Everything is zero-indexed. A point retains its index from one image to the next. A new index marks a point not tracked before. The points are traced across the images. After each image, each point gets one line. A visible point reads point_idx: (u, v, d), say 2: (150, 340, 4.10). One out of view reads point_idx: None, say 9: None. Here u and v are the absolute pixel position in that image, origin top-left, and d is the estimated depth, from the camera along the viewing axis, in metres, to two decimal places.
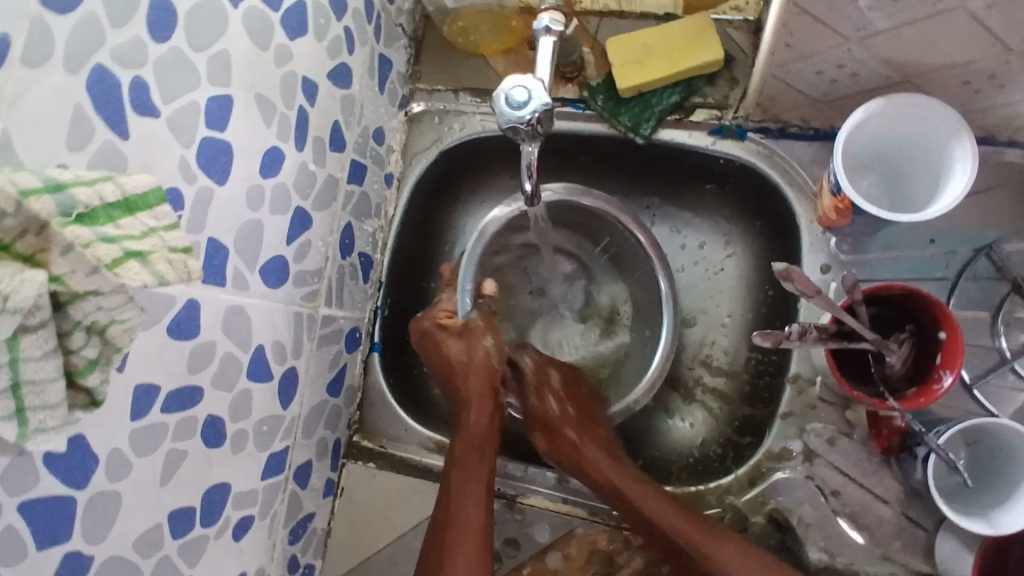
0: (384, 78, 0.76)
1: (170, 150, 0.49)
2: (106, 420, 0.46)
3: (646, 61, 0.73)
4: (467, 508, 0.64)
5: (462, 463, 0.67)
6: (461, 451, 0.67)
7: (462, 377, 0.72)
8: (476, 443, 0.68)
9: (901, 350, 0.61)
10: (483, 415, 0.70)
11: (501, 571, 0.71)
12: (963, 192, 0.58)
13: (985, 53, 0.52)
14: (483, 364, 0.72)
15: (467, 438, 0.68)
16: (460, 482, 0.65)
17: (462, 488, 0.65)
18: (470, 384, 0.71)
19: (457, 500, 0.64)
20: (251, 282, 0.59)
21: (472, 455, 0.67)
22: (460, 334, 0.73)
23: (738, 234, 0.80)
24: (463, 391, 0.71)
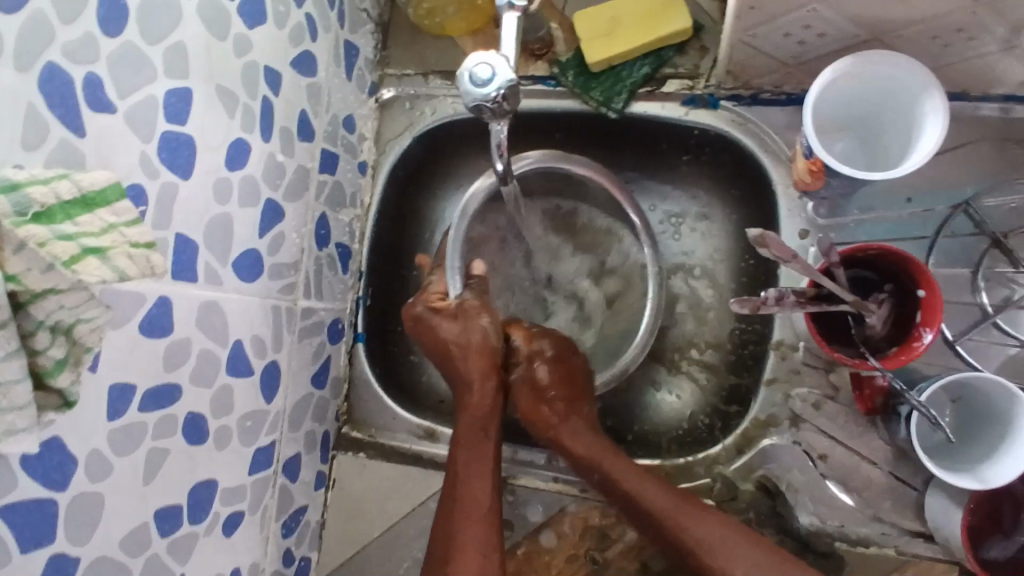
0: (350, 65, 0.75)
1: (130, 146, 0.48)
2: (81, 421, 0.46)
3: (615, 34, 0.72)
4: (474, 491, 0.65)
5: (466, 447, 0.67)
6: (465, 434, 0.68)
7: (461, 361, 0.70)
8: (480, 425, 0.68)
9: (880, 310, 0.61)
10: (486, 395, 0.69)
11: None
12: (936, 147, 0.58)
13: (952, 5, 0.52)
14: (481, 347, 0.70)
15: (470, 422, 0.68)
16: (466, 465, 0.66)
17: (469, 472, 0.66)
18: (469, 367, 0.70)
19: (465, 484, 0.65)
20: (225, 277, 0.58)
21: (478, 438, 0.68)
22: (456, 315, 0.71)
23: (717, 205, 0.80)
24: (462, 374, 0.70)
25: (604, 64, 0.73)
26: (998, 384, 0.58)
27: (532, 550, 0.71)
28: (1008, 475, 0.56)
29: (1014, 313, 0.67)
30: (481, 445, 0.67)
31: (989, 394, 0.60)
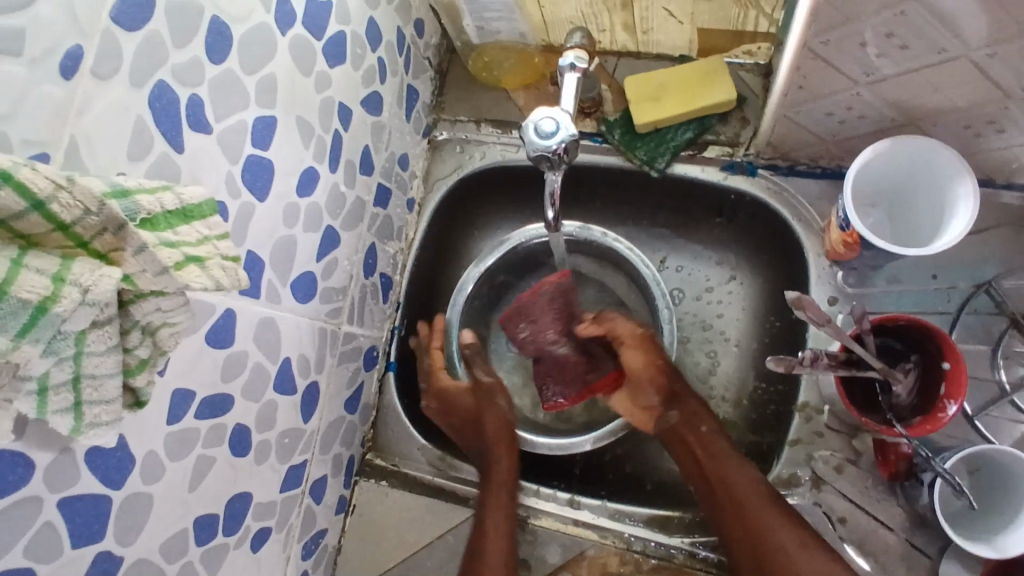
0: (410, 107, 0.80)
1: (219, 166, 0.51)
2: (145, 422, 0.48)
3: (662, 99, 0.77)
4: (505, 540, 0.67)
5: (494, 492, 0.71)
6: (501, 486, 0.71)
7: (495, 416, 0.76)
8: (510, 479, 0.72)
9: (907, 380, 0.63)
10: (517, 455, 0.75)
11: None
12: (965, 229, 0.61)
13: (987, 98, 0.56)
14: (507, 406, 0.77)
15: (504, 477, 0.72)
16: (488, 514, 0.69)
17: (496, 519, 0.68)
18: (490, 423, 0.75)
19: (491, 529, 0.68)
20: (283, 296, 0.61)
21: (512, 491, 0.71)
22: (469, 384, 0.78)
23: (744, 266, 0.83)
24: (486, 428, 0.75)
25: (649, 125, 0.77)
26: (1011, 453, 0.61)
27: None
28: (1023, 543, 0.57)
29: None
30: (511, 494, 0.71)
31: (1004, 464, 0.62)
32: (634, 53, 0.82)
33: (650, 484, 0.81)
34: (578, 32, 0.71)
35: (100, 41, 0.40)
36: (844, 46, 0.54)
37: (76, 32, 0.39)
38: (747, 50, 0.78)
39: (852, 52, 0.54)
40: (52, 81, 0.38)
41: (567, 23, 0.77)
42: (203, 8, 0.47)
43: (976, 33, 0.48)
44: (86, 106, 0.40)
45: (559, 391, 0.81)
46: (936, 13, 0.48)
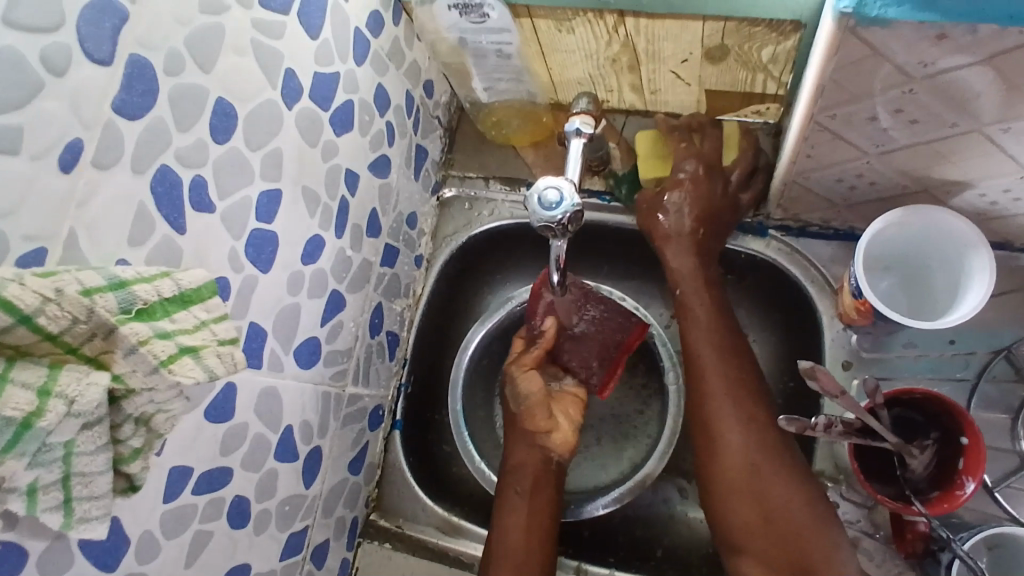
0: (419, 166, 0.80)
1: (222, 243, 0.51)
2: (141, 503, 0.47)
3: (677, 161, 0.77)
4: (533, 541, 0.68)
5: (518, 493, 0.71)
6: (531, 489, 0.71)
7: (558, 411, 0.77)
8: (548, 483, 0.72)
9: (923, 455, 0.61)
10: (566, 456, 0.75)
11: None
12: (982, 303, 0.59)
13: (1001, 169, 0.54)
14: (579, 401, 0.79)
15: (534, 479, 0.72)
16: (511, 517, 0.69)
17: (528, 521, 0.69)
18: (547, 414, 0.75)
19: (520, 532, 0.68)
20: (286, 363, 0.61)
21: (548, 498, 0.71)
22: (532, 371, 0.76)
23: (757, 324, 0.81)
24: (555, 425, 0.75)
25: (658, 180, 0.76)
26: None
27: None
28: None
29: None
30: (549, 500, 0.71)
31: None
32: (643, 112, 0.82)
33: (660, 549, 0.78)
34: (584, 98, 0.72)
35: (101, 134, 0.41)
36: (852, 121, 0.53)
37: (77, 126, 0.39)
38: (756, 111, 0.77)
39: (860, 126, 0.53)
40: (52, 176, 0.38)
41: (575, 84, 0.78)
42: (207, 91, 0.48)
43: (986, 109, 0.47)
44: (86, 198, 0.40)
45: (589, 372, 0.79)
46: (945, 91, 0.47)
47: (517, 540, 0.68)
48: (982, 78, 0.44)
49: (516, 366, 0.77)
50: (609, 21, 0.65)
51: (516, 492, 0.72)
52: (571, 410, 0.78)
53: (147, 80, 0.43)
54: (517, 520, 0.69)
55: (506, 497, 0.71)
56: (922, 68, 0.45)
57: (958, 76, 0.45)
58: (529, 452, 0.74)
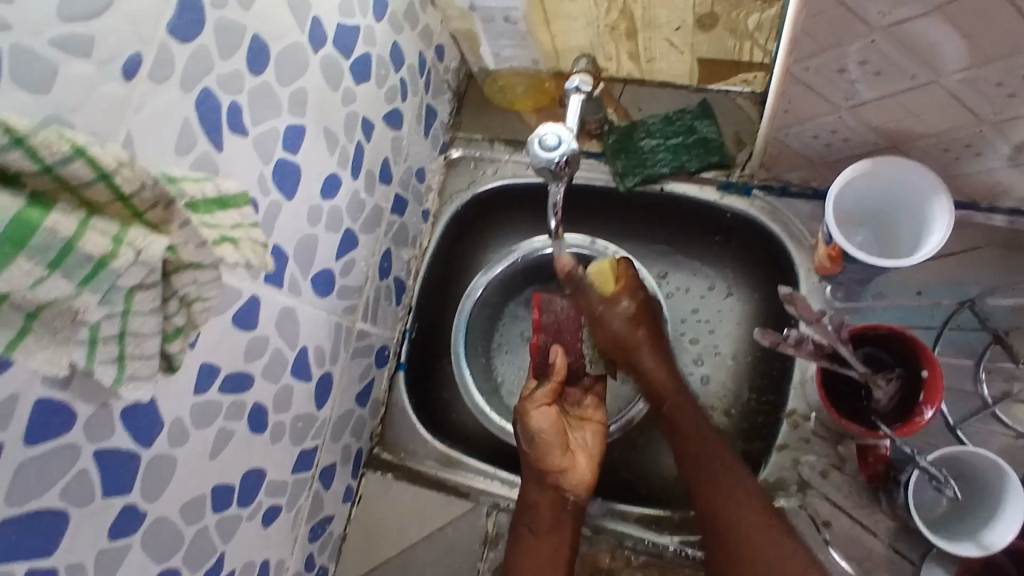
0: (428, 125, 0.86)
1: (252, 166, 0.57)
2: (173, 391, 0.53)
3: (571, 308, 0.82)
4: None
5: (527, 530, 0.71)
6: (538, 528, 0.71)
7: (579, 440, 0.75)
8: (565, 523, 0.71)
9: (887, 387, 0.65)
10: (582, 497, 0.72)
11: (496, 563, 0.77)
12: (941, 244, 0.64)
13: (961, 122, 0.60)
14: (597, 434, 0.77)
15: (549, 521, 0.71)
16: (520, 555, 0.70)
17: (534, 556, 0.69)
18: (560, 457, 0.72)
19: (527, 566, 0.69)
20: (304, 289, 0.67)
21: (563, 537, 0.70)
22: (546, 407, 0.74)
23: (742, 282, 0.87)
24: (571, 462, 0.73)
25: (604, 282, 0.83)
26: (982, 455, 0.60)
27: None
28: (1006, 536, 0.57)
29: (1013, 405, 0.71)
30: (560, 538, 0.70)
31: (970, 465, 0.63)
32: (640, 81, 0.88)
33: (644, 488, 0.83)
34: (584, 59, 0.78)
35: (157, 50, 0.47)
36: (825, 74, 0.59)
37: (138, 40, 0.45)
38: (744, 79, 0.83)
39: (833, 79, 0.59)
40: (115, 81, 0.44)
41: (576, 51, 0.84)
42: (246, 27, 0.54)
43: (944, 59, 0.53)
44: (141, 105, 0.46)
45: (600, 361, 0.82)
46: (907, 41, 0.52)
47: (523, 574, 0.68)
48: (939, 26, 0.50)
49: (529, 402, 0.75)
50: None
51: (531, 532, 0.71)
52: (587, 442, 0.76)
53: (197, 8, 0.49)
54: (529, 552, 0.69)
55: (520, 533, 0.71)
56: (883, 18, 0.50)
57: (917, 26, 0.50)
58: (543, 493, 0.72)
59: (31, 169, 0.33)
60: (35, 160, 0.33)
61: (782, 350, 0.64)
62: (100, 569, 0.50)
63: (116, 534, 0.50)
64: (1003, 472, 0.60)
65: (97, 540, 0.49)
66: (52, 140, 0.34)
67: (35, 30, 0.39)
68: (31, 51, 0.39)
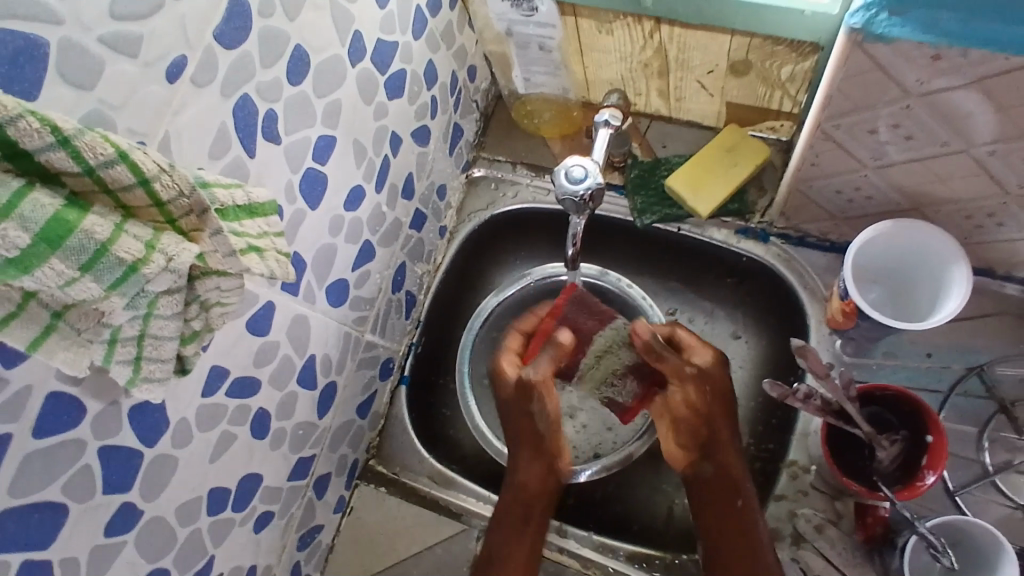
0: (454, 143, 0.87)
1: (282, 174, 0.58)
2: (183, 391, 0.52)
3: (615, 328, 0.75)
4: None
5: (498, 531, 0.73)
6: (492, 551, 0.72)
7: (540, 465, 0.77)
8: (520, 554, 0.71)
9: (892, 448, 0.65)
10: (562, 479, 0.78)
11: None
12: (958, 309, 0.64)
13: (986, 192, 0.60)
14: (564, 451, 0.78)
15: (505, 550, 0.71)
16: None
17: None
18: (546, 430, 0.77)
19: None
20: (318, 297, 0.67)
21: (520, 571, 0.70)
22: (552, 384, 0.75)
23: (751, 325, 0.87)
24: (559, 450, 0.78)
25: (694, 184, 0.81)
26: (978, 525, 0.60)
27: None
28: None
29: (1014, 477, 0.71)
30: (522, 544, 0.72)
31: (971, 536, 0.62)
32: (666, 117, 0.88)
33: (637, 524, 0.83)
34: (615, 94, 0.79)
35: (202, 55, 0.47)
36: (854, 133, 0.59)
37: (184, 45, 0.46)
38: (771, 127, 0.83)
39: (862, 138, 0.60)
40: (158, 83, 0.45)
41: (606, 84, 0.84)
42: (290, 36, 0.54)
43: (974, 130, 0.54)
44: (179, 109, 0.47)
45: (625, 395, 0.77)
46: (938, 110, 0.53)
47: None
48: (972, 99, 0.51)
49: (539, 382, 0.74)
50: (646, 26, 0.72)
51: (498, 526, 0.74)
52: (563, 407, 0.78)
53: (244, 16, 0.50)
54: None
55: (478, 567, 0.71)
56: (917, 86, 0.51)
57: (952, 96, 0.51)
58: (531, 470, 0.76)
59: (72, 169, 0.34)
60: (78, 161, 0.34)
61: (790, 404, 0.63)
62: (92, 565, 0.49)
63: (111, 531, 0.50)
64: (994, 542, 0.59)
65: (92, 535, 0.48)
66: (97, 142, 0.34)
67: (85, 28, 0.39)
68: (81, 50, 0.39)
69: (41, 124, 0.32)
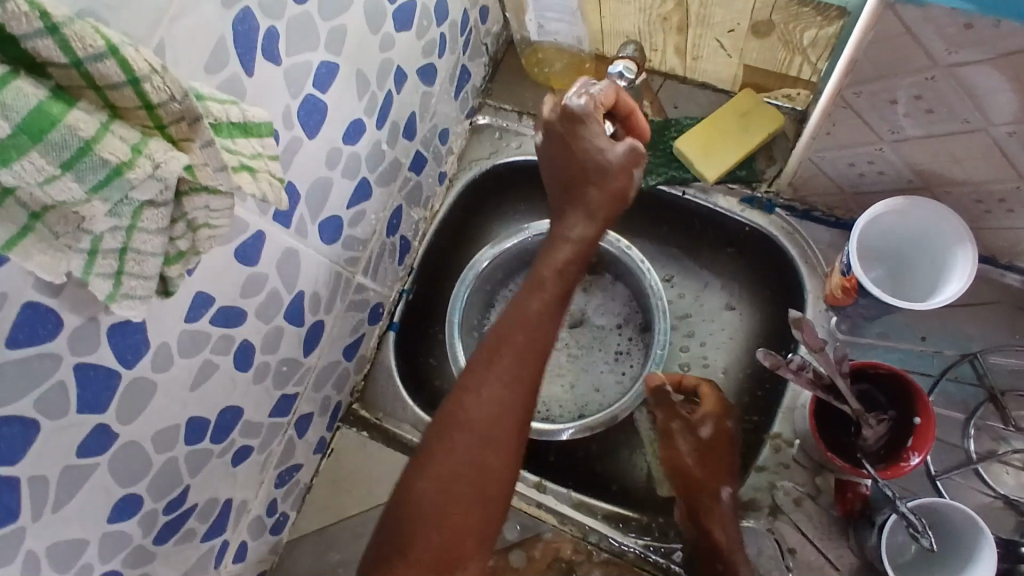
0: (460, 86, 0.84)
1: (280, 98, 0.55)
2: (165, 315, 0.51)
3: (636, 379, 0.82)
4: (454, 512, 0.59)
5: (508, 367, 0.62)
6: (470, 418, 0.61)
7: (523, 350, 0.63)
8: (504, 435, 0.61)
9: (877, 427, 0.64)
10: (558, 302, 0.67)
11: None
12: (960, 292, 0.63)
13: (1001, 176, 0.59)
14: (543, 314, 0.64)
15: (488, 420, 0.60)
16: (424, 479, 0.60)
17: (462, 487, 0.59)
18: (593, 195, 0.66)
19: (440, 503, 0.59)
20: (310, 232, 0.65)
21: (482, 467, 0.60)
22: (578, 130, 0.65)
23: (747, 297, 0.86)
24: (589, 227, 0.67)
25: (700, 150, 0.79)
26: (957, 507, 0.60)
27: (499, 566, 0.73)
28: None
29: (995, 465, 0.71)
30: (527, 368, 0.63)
31: (949, 519, 0.62)
32: (680, 78, 0.86)
33: (616, 485, 0.83)
34: (630, 46, 0.76)
35: None
36: (876, 102, 0.57)
37: None
38: (787, 95, 0.80)
39: (882, 109, 0.58)
40: None
41: (622, 37, 0.81)
42: None
43: (997, 109, 0.52)
44: (176, 16, 0.44)
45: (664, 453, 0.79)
46: (966, 84, 0.51)
47: (431, 498, 0.59)
48: (1003, 74, 0.49)
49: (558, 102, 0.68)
50: None
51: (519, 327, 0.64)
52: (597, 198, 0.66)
53: None
54: (458, 451, 0.60)
55: (454, 431, 0.61)
56: (946, 57, 0.49)
57: (983, 70, 0.49)
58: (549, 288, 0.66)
59: (59, 60, 0.32)
60: (67, 51, 0.31)
61: (779, 374, 0.62)
62: (64, 484, 0.48)
63: (85, 451, 0.49)
64: (972, 522, 0.59)
65: (65, 455, 0.47)
66: (86, 32, 0.31)
67: None
68: None
69: (29, 7, 0.30)
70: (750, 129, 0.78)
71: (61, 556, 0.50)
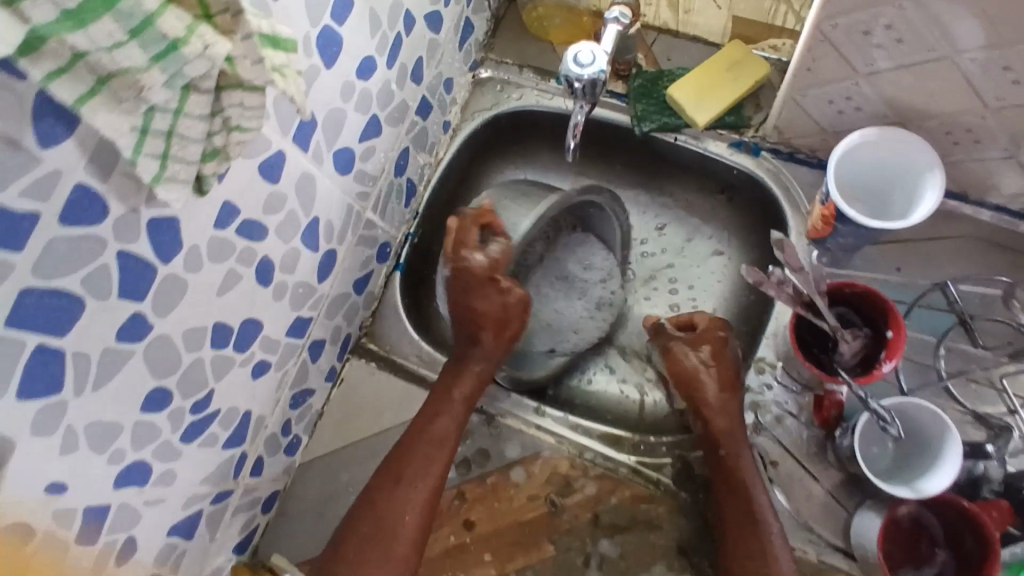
0: (464, 38, 0.89)
1: (301, 23, 0.59)
2: (195, 218, 0.55)
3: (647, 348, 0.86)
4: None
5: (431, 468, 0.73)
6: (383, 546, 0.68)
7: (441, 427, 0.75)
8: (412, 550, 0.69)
9: (854, 343, 0.68)
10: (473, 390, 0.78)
11: (468, 476, 0.79)
12: (927, 214, 0.68)
13: (967, 105, 0.64)
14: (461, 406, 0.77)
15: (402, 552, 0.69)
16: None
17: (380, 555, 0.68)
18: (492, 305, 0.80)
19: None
20: (325, 161, 0.69)
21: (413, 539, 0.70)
22: None
23: (734, 241, 0.92)
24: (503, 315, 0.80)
25: (694, 94, 0.83)
26: (923, 405, 0.65)
27: (500, 482, 0.78)
28: (938, 485, 0.62)
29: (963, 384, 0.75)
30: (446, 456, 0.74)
31: (919, 421, 0.67)
32: (673, 32, 0.90)
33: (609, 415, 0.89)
34: None
35: None
36: (851, 35, 0.62)
37: None
38: (772, 45, 0.86)
39: (857, 41, 0.62)
40: None
41: None
42: None
43: (961, 35, 0.56)
44: None
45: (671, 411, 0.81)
46: (931, 12, 0.56)
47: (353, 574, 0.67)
48: None
49: None
50: None
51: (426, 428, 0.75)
52: None
53: None
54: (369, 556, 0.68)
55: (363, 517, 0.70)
56: None
57: None
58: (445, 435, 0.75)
59: None
60: None
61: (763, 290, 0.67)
62: (102, 366, 0.52)
63: (122, 337, 0.53)
64: (933, 411, 0.65)
65: (104, 337, 0.52)
66: None
67: None
68: None
69: None
70: (742, 76, 0.83)
71: (97, 436, 0.54)
